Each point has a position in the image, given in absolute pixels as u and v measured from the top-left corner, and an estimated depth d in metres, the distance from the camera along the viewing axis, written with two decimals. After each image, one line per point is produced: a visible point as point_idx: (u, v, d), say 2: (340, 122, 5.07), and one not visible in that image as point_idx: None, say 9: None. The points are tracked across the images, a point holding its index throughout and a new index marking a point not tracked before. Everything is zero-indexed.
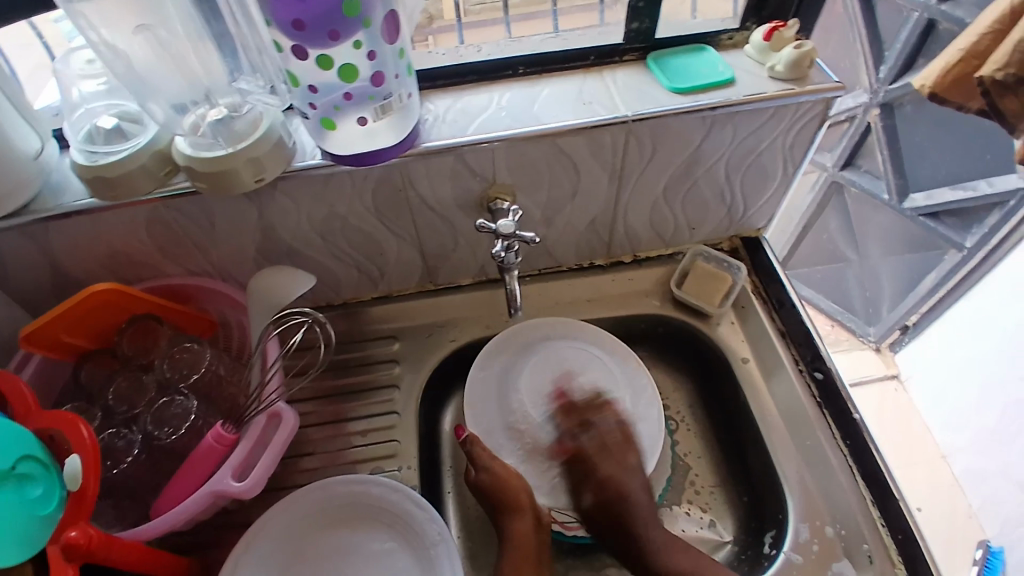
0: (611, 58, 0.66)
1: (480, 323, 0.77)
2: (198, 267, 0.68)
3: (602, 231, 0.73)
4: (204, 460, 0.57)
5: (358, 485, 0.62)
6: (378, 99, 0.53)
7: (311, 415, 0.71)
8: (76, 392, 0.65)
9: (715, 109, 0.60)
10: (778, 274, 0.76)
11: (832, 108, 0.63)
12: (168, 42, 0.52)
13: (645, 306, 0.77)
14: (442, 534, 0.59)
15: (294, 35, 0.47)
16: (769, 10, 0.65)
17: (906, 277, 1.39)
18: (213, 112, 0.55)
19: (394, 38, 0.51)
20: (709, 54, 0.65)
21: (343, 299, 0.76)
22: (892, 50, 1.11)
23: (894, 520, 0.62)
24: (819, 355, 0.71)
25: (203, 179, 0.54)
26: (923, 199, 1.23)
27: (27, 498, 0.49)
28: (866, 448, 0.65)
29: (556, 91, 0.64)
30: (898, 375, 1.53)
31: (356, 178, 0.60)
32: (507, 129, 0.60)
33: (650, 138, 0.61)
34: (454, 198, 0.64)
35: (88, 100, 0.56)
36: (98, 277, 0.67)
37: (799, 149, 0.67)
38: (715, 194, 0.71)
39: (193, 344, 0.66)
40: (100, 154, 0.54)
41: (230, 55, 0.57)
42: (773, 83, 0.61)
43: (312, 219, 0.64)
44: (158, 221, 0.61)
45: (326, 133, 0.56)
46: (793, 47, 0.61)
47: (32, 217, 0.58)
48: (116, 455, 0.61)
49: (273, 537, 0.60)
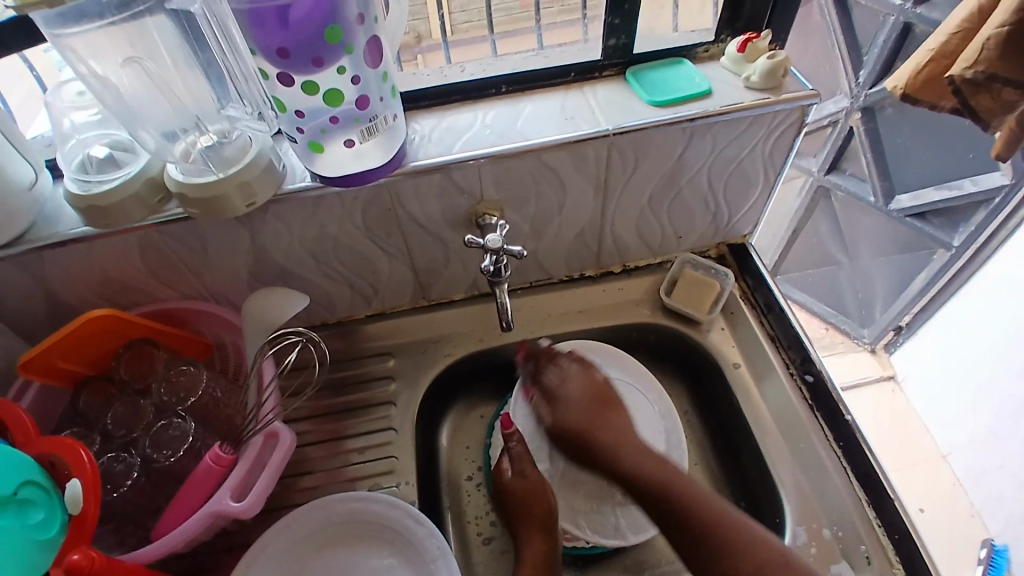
0: (593, 74, 0.68)
1: (474, 338, 0.77)
2: (192, 291, 0.69)
3: (590, 242, 0.74)
4: (203, 481, 0.58)
5: (357, 502, 0.62)
6: (364, 122, 0.54)
7: (309, 434, 0.72)
8: (74, 418, 0.66)
9: (694, 120, 0.61)
10: (766, 279, 0.77)
11: (808, 115, 0.64)
12: (155, 72, 0.53)
13: (636, 315, 0.78)
14: (441, 548, 0.60)
15: (278, 62, 0.49)
16: (743, 22, 0.67)
17: (897, 278, 1.40)
18: (204, 140, 0.57)
19: (377, 62, 0.53)
20: (686, 67, 0.67)
21: (337, 318, 0.77)
22: (870, 54, 1.13)
23: (890, 519, 0.62)
24: (809, 357, 0.72)
25: (194, 205, 0.55)
26: (909, 200, 1.25)
27: (28, 523, 0.49)
28: (860, 449, 0.66)
29: (539, 107, 0.65)
30: (895, 376, 1.54)
31: (345, 198, 0.61)
32: (492, 146, 0.61)
33: (632, 149, 0.63)
34: (443, 214, 0.66)
35: (78, 130, 0.58)
36: (93, 303, 0.67)
37: (778, 156, 0.68)
38: (699, 202, 0.72)
39: (189, 368, 0.67)
40: (94, 184, 0.55)
41: (217, 82, 0.57)
42: (748, 93, 0.63)
43: (304, 240, 0.65)
44: (151, 246, 0.62)
45: (314, 156, 0.57)
46: (767, 58, 0.62)
47: (27, 246, 0.58)
48: (116, 478, 0.62)
49: (273, 558, 0.60)
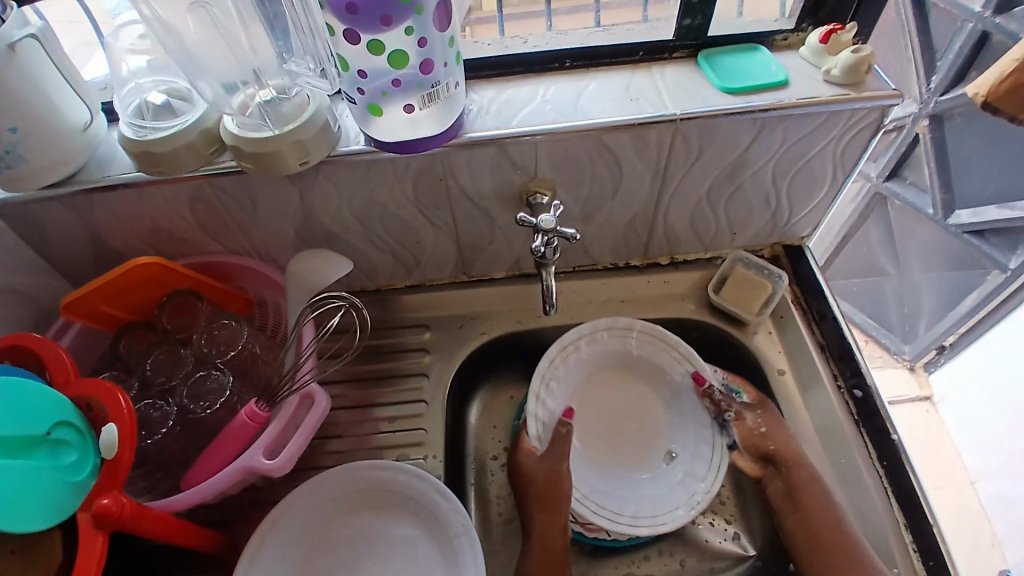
0: (661, 54, 0.65)
1: (511, 317, 0.76)
2: (237, 246, 0.69)
3: (640, 231, 0.72)
4: (236, 436, 0.58)
5: (384, 471, 0.62)
6: (426, 87, 0.53)
7: (341, 398, 0.72)
8: (113, 362, 0.66)
9: (766, 111, 0.58)
10: (821, 287, 0.74)
11: (888, 116, 0.61)
12: (220, 19, 0.52)
13: (678, 309, 0.76)
14: (465, 525, 0.59)
15: (346, 18, 0.47)
16: (828, 12, 0.64)
17: (946, 295, 1.34)
18: (262, 93, 0.56)
19: (445, 26, 0.51)
20: (763, 54, 0.64)
21: (377, 286, 0.77)
22: (944, 61, 1.07)
23: (926, 543, 0.61)
24: (858, 370, 0.69)
25: (249, 159, 0.54)
26: (969, 216, 1.19)
27: (61, 464, 0.49)
28: (903, 469, 0.64)
29: (603, 86, 0.63)
30: (932, 396, 1.49)
31: (398, 165, 0.60)
32: (552, 122, 0.59)
33: (698, 137, 0.60)
34: (494, 191, 0.64)
35: (136, 75, 0.57)
36: (139, 250, 0.68)
37: (850, 157, 0.65)
38: (760, 199, 0.69)
39: (230, 322, 0.67)
40: (149, 130, 0.55)
41: (282, 36, 0.56)
42: (828, 87, 0.60)
43: (353, 205, 0.64)
44: (201, 199, 0.62)
45: (372, 119, 0.56)
46: (851, 51, 0.59)
47: (77, 187, 0.59)
48: (152, 425, 0.62)
49: (298, 518, 0.60)
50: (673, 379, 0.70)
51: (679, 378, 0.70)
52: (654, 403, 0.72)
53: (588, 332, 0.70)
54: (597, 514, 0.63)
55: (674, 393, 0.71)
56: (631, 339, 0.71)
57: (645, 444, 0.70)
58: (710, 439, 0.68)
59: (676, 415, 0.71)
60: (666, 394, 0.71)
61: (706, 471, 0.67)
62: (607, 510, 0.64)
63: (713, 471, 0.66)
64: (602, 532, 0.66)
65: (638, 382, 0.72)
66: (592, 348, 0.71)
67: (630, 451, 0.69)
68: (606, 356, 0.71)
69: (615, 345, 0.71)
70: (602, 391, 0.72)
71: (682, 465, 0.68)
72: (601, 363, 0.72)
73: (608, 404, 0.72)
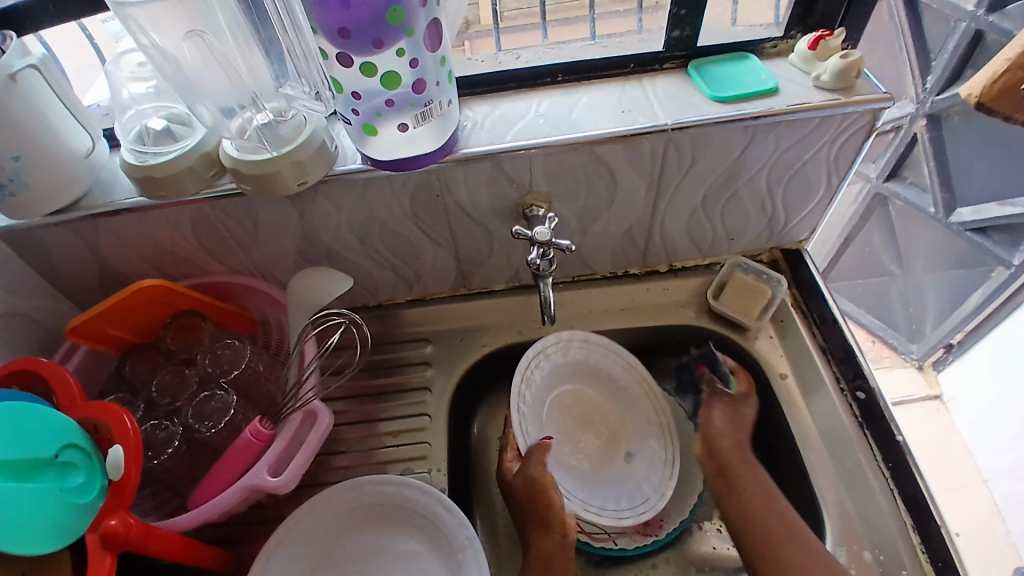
0: (653, 65, 0.66)
1: (512, 328, 0.77)
2: (239, 266, 0.70)
3: (637, 240, 0.73)
4: (241, 454, 0.59)
5: (386, 486, 0.62)
6: (419, 106, 0.54)
7: (345, 414, 0.72)
8: (119, 383, 0.67)
9: (757, 118, 0.59)
10: (820, 288, 0.74)
11: (879, 119, 0.61)
12: (216, 47, 0.52)
13: (679, 317, 0.76)
14: (470, 538, 0.59)
15: (338, 42, 0.48)
16: (816, 19, 0.64)
17: (951, 294, 1.34)
18: (260, 116, 0.56)
19: (436, 46, 0.52)
20: (753, 62, 0.64)
21: (378, 301, 0.77)
22: (938, 60, 1.07)
23: (935, 545, 0.60)
24: (861, 372, 0.69)
25: (248, 181, 0.55)
26: (970, 213, 1.18)
27: (68, 486, 0.50)
28: (909, 471, 0.63)
29: (595, 98, 0.64)
30: (941, 396, 1.48)
31: (395, 182, 0.61)
32: (546, 136, 0.60)
33: (690, 146, 0.61)
34: (491, 204, 0.65)
35: (136, 102, 0.58)
36: (143, 272, 0.69)
37: (844, 161, 0.65)
38: (756, 205, 0.69)
39: (234, 342, 0.68)
40: (150, 155, 0.56)
41: (276, 59, 0.57)
42: (818, 93, 0.60)
43: (352, 222, 0.65)
44: (203, 221, 0.63)
45: (367, 138, 0.56)
46: (840, 57, 0.59)
47: (81, 213, 0.60)
48: (158, 446, 0.63)
49: (303, 535, 0.61)
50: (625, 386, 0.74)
51: (632, 384, 0.74)
52: (609, 408, 0.74)
53: (554, 344, 0.70)
54: (592, 513, 0.65)
55: (629, 396, 0.74)
56: (592, 349, 0.72)
57: (604, 447, 0.72)
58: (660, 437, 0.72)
59: (628, 417, 0.74)
60: (616, 399, 0.74)
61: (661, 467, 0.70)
62: (593, 509, 0.66)
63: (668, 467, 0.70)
64: (608, 540, 0.68)
65: (595, 388, 0.74)
66: (562, 357, 0.71)
67: (593, 455, 0.71)
68: (569, 368, 0.72)
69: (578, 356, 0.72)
70: (564, 402, 0.72)
71: (640, 461, 0.71)
72: (565, 373, 0.72)
73: (569, 413, 0.72)
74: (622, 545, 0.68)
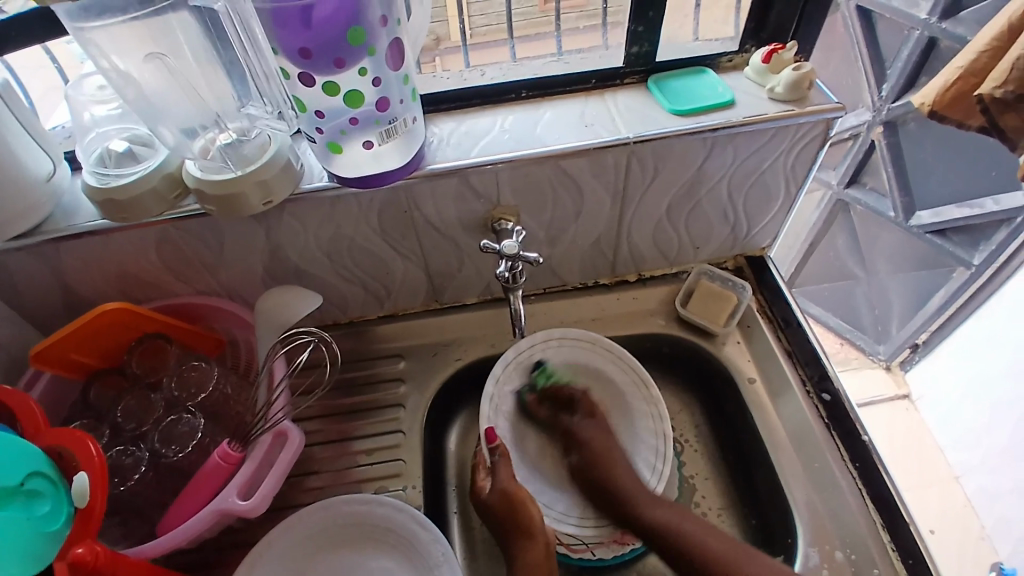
0: (614, 81, 0.68)
1: (483, 342, 0.77)
2: (207, 286, 0.69)
3: (605, 251, 0.74)
4: (211, 477, 0.58)
5: (362, 505, 0.62)
6: (384, 123, 0.54)
7: (316, 434, 0.72)
8: (84, 410, 0.66)
9: (717, 130, 0.60)
10: (783, 292, 0.77)
11: (832, 128, 0.63)
12: (177, 69, 0.52)
13: (648, 324, 0.77)
14: (446, 555, 0.59)
15: (300, 62, 0.48)
16: (768, 33, 0.67)
17: (913, 295, 1.38)
18: (222, 137, 0.56)
19: (398, 65, 0.53)
20: (710, 76, 0.66)
21: (349, 318, 0.77)
22: (893, 69, 1.12)
23: (904, 542, 0.61)
24: (826, 374, 0.71)
25: (212, 202, 0.55)
26: (930, 216, 1.22)
27: (35, 515, 0.49)
28: (875, 469, 0.65)
29: (560, 113, 0.65)
30: (910, 394, 1.52)
31: (362, 200, 0.61)
32: (511, 151, 0.60)
33: (652, 158, 0.62)
34: (459, 218, 0.65)
35: (98, 124, 0.57)
36: (109, 296, 0.68)
37: (801, 169, 0.67)
38: (718, 213, 0.71)
39: (201, 363, 0.67)
40: (112, 177, 0.55)
41: (240, 82, 0.56)
42: (773, 104, 0.62)
43: (319, 240, 0.65)
44: (168, 243, 0.62)
45: (333, 156, 0.57)
46: (793, 69, 0.62)
47: (43, 237, 0.59)
48: (124, 472, 0.62)
49: (275, 560, 0.60)
50: (622, 387, 0.71)
51: (621, 376, 0.71)
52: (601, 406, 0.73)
53: (516, 356, 0.71)
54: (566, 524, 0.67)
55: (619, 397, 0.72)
56: (577, 348, 0.72)
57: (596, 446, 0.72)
58: (653, 428, 0.70)
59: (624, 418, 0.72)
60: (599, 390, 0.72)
61: (657, 458, 0.69)
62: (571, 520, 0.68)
63: (661, 455, 0.68)
64: (586, 550, 0.67)
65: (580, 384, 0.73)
66: (543, 357, 0.72)
67: None
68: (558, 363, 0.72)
69: (554, 358, 0.72)
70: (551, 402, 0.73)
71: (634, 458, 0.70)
72: (544, 378, 0.73)
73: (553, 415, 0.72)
74: (600, 555, 0.67)
